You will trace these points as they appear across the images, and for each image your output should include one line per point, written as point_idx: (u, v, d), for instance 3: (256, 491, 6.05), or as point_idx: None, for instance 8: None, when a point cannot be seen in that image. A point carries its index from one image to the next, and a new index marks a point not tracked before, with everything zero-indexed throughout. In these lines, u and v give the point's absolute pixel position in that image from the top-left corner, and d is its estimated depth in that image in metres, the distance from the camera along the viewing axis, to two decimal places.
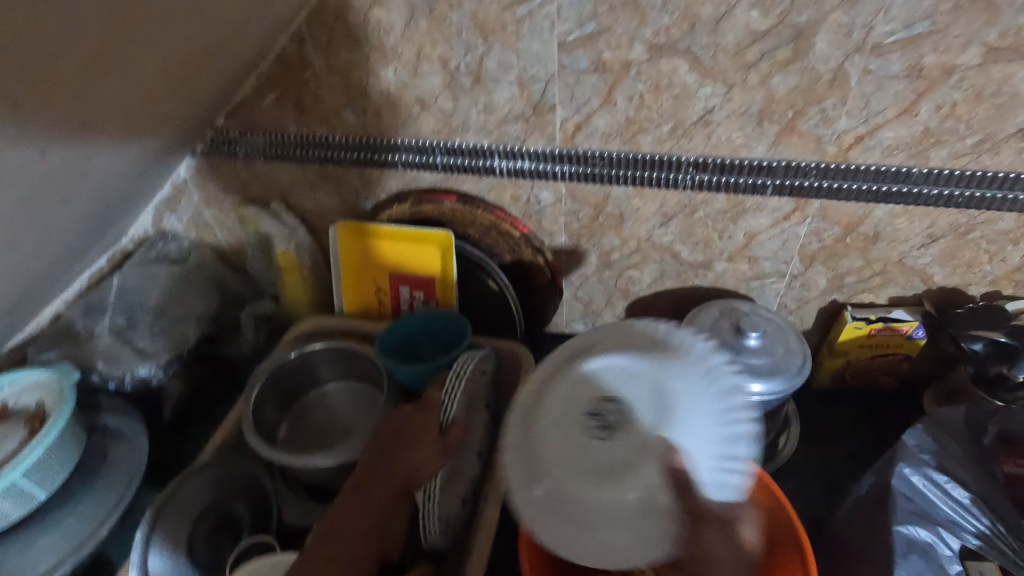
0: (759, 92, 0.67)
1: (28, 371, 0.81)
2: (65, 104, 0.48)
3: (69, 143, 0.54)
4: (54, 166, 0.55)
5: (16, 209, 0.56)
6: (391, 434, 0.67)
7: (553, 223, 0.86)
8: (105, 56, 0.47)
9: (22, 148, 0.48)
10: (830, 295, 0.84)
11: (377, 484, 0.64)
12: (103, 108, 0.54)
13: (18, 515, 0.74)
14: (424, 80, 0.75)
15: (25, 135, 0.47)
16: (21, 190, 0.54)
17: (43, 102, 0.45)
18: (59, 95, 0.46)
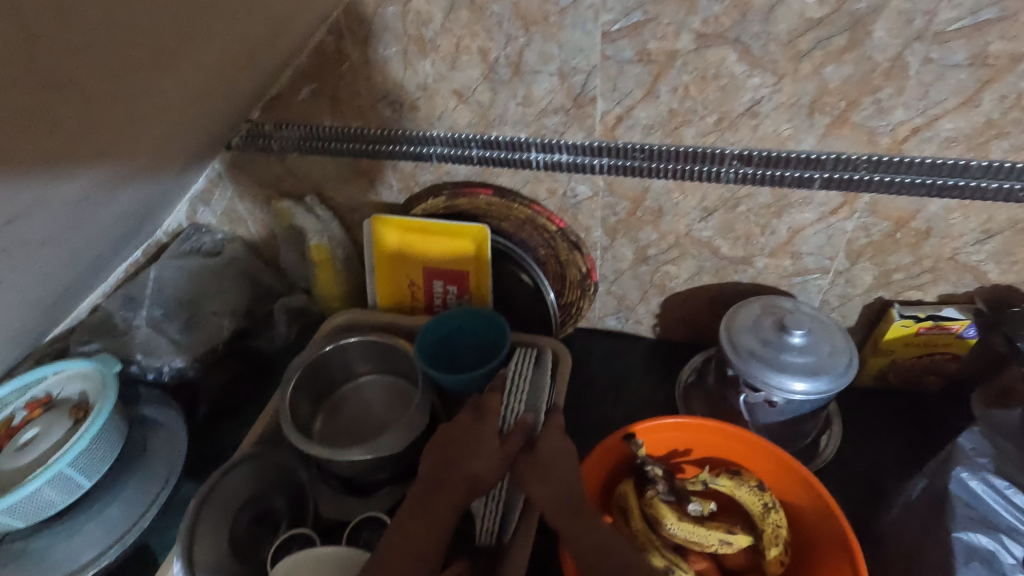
0: (811, 83, 0.65)
1: (71, 360, 0.82)
2: (122, 100, 0.49)
3: (122, 140, 0.55)
4: (108, 162, 0.56)
5: (71, 204, 0.57)
6: (451, 448, 0.67)
7: (589, 217, 0.85)
8: (161, 51, 0.47)
9: (80, 146, 0.49)
10: (875, 292, 0.82)
11: (443, 496, 0.63)
12: (155, 106, 0.55)
13: (64, 503, 0.76)
14: (462, 72, 0.74)
15: (84, 132, 0.47)
16: (80, 187, 0.55)
17: (102, 98, 0.46)
18: (117, 93, 0.47)
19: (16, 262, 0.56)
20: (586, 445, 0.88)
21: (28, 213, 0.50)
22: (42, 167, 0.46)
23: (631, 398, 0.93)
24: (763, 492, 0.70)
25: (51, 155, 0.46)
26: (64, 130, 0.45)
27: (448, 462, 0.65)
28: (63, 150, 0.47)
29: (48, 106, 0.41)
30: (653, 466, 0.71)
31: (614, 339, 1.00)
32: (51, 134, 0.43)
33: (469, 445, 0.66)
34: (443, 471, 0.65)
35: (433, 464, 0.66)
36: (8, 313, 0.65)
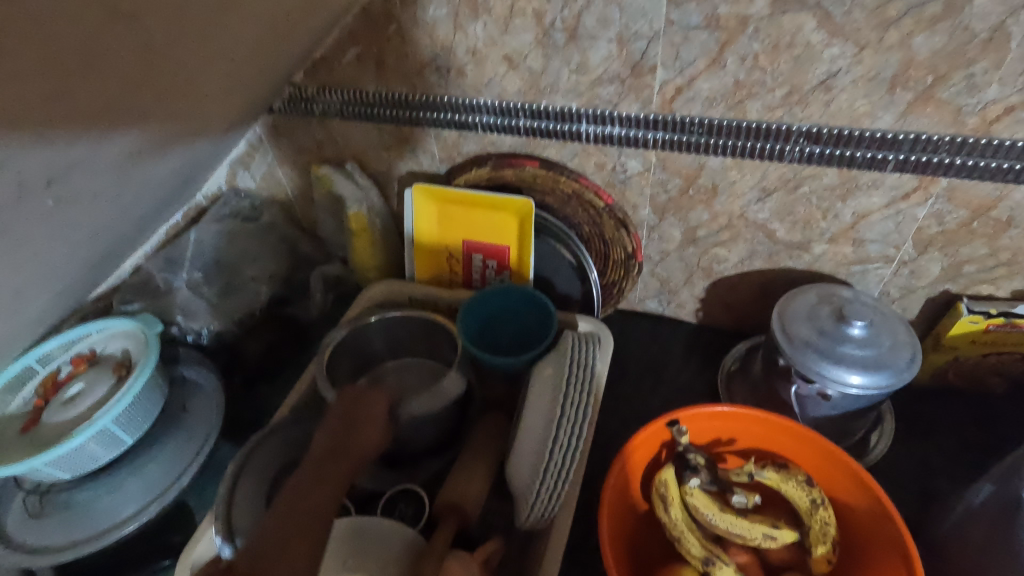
0: (895, 54, 0.60)
1: (113, 319, 0.84)
2: (188, 44, 0.47)
3: (179, 90, 0.53)
4: (165, 112, 0.54)
5: (124, 156, 0.55)
6: (345, 422, 0.67)
7: (638, 194, 0.82)
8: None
9: (142, 92, 0.47)
10: (942, 285, 0.77)
11: (336, 460, 0.62)
12: (214, 56, 0.53)
13: (108, 458, 0.77)
14: (515, 36, 0.71)
15: (143, 80, 0.46)
16: (134, 140, 0.53)
17: (166, 42, 0.44)
18: (184, 34, 0.45)
19: (68, 214, 0.55)
20: (624, 429, 0.85)
21: (86, 162, 0.49)
22: (101, 112, 0.44)
23: (671, 383, 0.90)
24: (811, 487, 0.67)
25: (114, 100, 0.44)
26: (127, 73, 0.43)
27: (341, 438, 0.65)
28: (128, 91, 0.45)
29: (114, 44, 0.39)
30: (696, 454, 0.69)
31: (654, 322, 0.97)
32: (112, 75, 0.42)
33: (358, 423, 0.67)
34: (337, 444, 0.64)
35: (327, 442, 0.64)
36: (59, 267, 0.65)
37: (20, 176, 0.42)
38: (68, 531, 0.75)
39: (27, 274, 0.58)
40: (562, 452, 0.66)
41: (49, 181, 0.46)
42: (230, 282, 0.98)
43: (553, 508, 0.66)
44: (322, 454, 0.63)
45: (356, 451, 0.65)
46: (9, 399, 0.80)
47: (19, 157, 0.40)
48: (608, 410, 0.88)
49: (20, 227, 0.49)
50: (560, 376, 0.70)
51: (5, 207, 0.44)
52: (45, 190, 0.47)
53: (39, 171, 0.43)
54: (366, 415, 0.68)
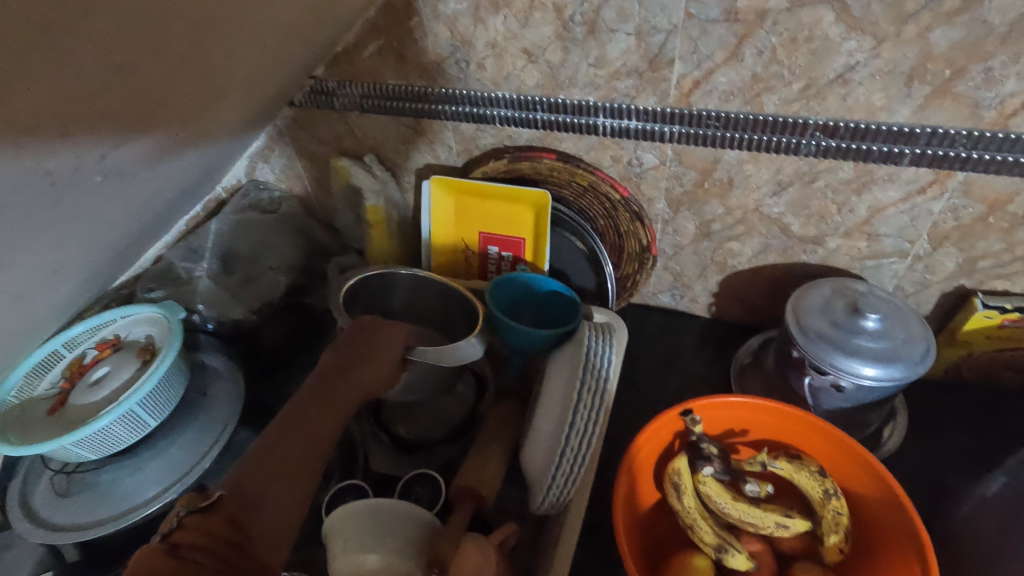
0: (913, 48, 0.60)
1: (138, 306, 0.86)
2: (231, 26, 0.49)
3: (217, 73, 0.55)
4: (202, 94, 0.56)
5: (165, 138, 0.58)
6: (356, 350, 0.65)
7: (653, 187, 0.83)
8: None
9: (187, 71, 0.49)
10: (956, 280, 0.77)
11: (343, 384, 0.61)
12: (251, 40, 0.55)
13: (131, 440, 0.79)
14: (535, 29, 0.72)
15: (186, 64, 0.48)
16: (175, 121, 0.56)
17: (213, 22, 0.46)
18: (229, 16, 0.47)
19: (111, 190, 0.57)
20: (637, 419, 0.86)
21: (133, 140, 0.52)
22: (150, 91, 0.47)
23: (683, 376, 0.91)
24: (824, 478, 0.67)
25: (163, 78, 0.47)
26: (176, 52, 0.45)
27: (344, 370, 0.62)
28: (175, 70, 0.47)
29: (169, 25, 0.41)
30: (709, 443, 0.69)
31: (667, 316, 0.98)
32: (164, 56, 0.44)
33: (363, 358, 0.65)
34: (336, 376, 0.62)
35: (333, 364, 0.63)
36: (94, 246, 0.67)
37: (77, 150, 0.45)
38: (96, 508, 0.78)
39: (65, 253, 0.60)
40: (578, 438, 0.67)
41: (99, 157, 0.49)
42: (250, 272, 0.99)
43: (570, 490, 0.68)
44: (323, 379, 0.61)
45: (366, 378, 0.63)
46: (36, 382, 0.81)
47: (75, 129, 0.42)
48: (621, 402, 0.89)
49: (70, 202, 0.51)
50: (575, 365, 0.70)
51: (63, 181, 0.47)
52: (96, 166, 0.50)
53: (93, 145, 0.46)
54: (379, 349, 0.66)
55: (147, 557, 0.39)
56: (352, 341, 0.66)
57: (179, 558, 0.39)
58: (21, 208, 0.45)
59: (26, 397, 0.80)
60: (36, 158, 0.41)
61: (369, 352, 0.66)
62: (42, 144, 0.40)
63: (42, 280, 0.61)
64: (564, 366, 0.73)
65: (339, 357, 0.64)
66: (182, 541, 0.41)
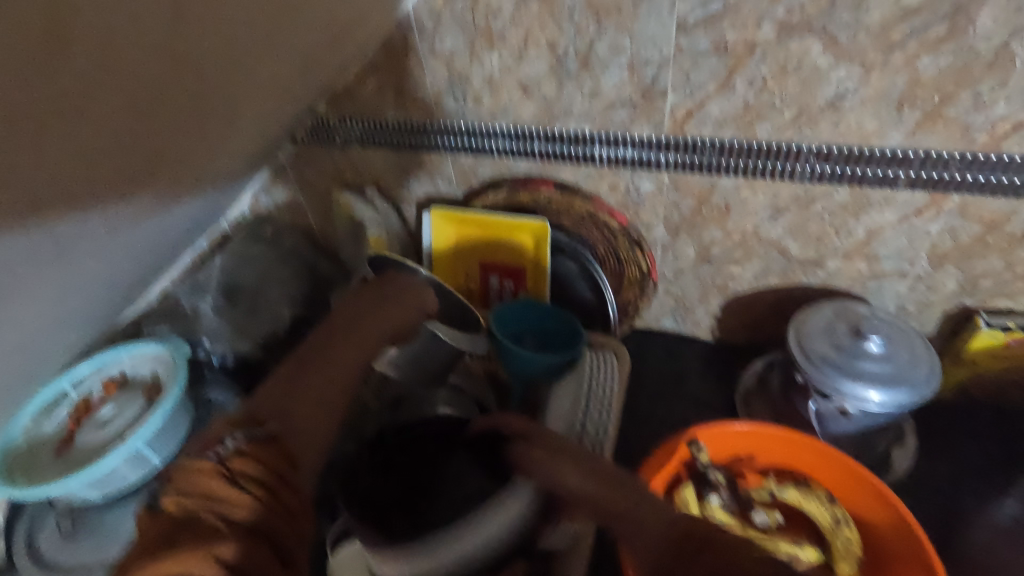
0: (901, 75, 0.61)
1: (144, 343, 0.86)
2: (232, 83, 0.53)
3: (220, 126, 0.59)
4: (205, 148, 0.60)
5: (164, 193, 0.61)
6: (380, 295, 0.66)
7: (651, 213, 0.83)
8: (262, 42, 0.51)
9: (191, 128, 0.53)
10: (959, 299, 0.77)
11: (365, 320, 0.62)
12: (250, 93, 0.59)
13: (136, 479, 0.79)
14: (529, 64, 0.74)
15: (192, 114, 0.51)
16: (175, 174, 0.59)
17: (212, 81, 0.50)
18: (228, 74, 0.51)
19: (116, 234, 0.59)
20: (644, 446, 0.86)
21: (130, 201, 0.55)
22: (153, 150, 0.50)
23: (689, 401, 0.91)
24: (833, 505, 0.68)
25: (167, 137, 0.51)
26: (179, 111, 0.49)
27: (366, 311, 0.63)
28: (179, 129, 0.51)
29: (175, 84, 0.45)
30: (715, 471, 0.70)
31: (670, 339, 0.98)
32: (169, 117, 0.48)
33: (387, 300, 0.66)
34: (357, 318, 0.62)
35: (357, 304, 0.64)
36: (103, 289, 0.69)
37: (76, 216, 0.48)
38: (102, 548, 0.77)
39: (73, 294, 0.62)
40: None
41: (99, 218, 0.52)
42: (254, 304, 0.98)
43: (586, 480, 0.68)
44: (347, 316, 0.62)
45: (389, 316, 0.64)
46: (43, 422, 0.82)
47: (84, 176, 0.44)
48: (628, 427, 0.88)
49: (77, 247, 0.53)
50: (579, 391, 0.75)
51: (66, 238, 0.49)
52: (98, 223, 0.52)
53: (92, 208, 0.49)
54: (402, 296, 0.67)
55: (206, 477, 0.42)
56: (376, 289, 0.67)
57: (232, 483, 0.41)
58: (29, 255, 0.46)
59: (33, 436, 0.81)
60: (46, 210, 0.43)
61: (394, 298, 0.66)
62: (46, 213, 0.44)
63: (53, 319, 0.63)
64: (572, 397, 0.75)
65: (345, 313, 0.63)
66: (238, 467, 0.43)
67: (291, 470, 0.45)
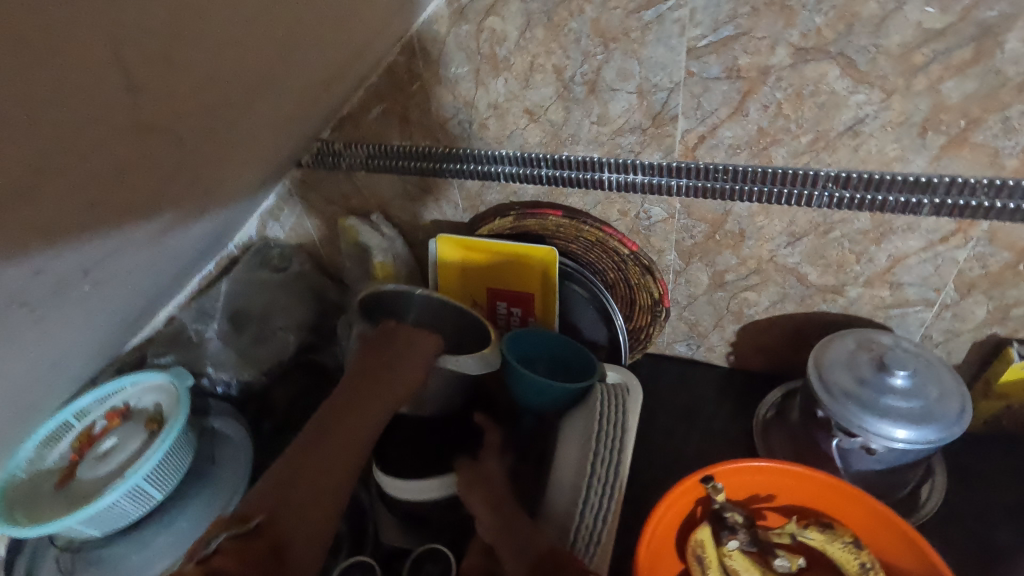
0: (925, 99, 0.59)
1: (147, 372, 0.85)
2: (223, 127, 0.53)
3: (212, 169, 0.59)
4: (197, 192, 0.60)
5: (155, 237, 0.61)
6: (387, 353, 0.69)
7: (663, 239, 0.81)
8: (251, 86, 0.50)
9: (181, 175, 0.53)
10: (989, 328, 0.73)
11: (369, 382, 0.65)
12: (243, 135, 0.59)
13: (138, 514, 0.77)
14: (536, 90, 0.72)
15: (181, 162, 0.51)
16: (165, 219, 0.59)
17: (202, 129, 0.49)
18: (219, 119, 0.50)
19: (111, 273, 0.58)
20: (658, 479, 0.82)
21: (117, 252, 0.55)
22: (142, 202, 0.51)
23: (705, 431, 0.87)
24: (860, 549, 0.64)
25: (156, 188, 0.51)
26: (168, 163, 0.49)
27: (375, 373, 0.66)
28: (169, 178, 0.51)
29: (162, 140, 0.45)
30: (732, 512, 0.66)
31: (684, 366, 0.95)
32: (156, 172, 0.48)
33: (393, 359, 0.68)
34: (369, 379, 0.66)
35: (366, 366, 0.67)
36: (101, 327, 0.69)
37: (58, 275, 0.48)
38: None
39: (67, 333, 0.61)
40: (592, 515, 0.66)
41: (85, 272, 0.52)
42: (260, 332, 0.98)
43: (608, 507, 0.67)
44: (357, 380, 0.66)
45: (399, 375, 0.67)
46: (45, 454, 0.80)
47: (70, 231, 0.44)
48: (641, 459, 0.85)
49: (69, 287, 0.51)
50: (587, 434, 0.71)
51: (51, 289, 0.49)
52: (83, 276, 0.53)
53: (79, 263, 0.50)
54: (412, 351, 0.69)
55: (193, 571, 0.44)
56: (381, 347, 0.70)
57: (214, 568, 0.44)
58: (16, 295, 0.45)
59: (35, 469, 0.80)
60: (33, 262, 0.43)
61: (401, 355, 0.69)
62: (30, 272, 0.44)
63: (49, 360, 0.63)
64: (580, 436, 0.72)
65: (354, 384, 0.65)
66: (223, 559, 0.45)
67: (276, 558, 0.47)
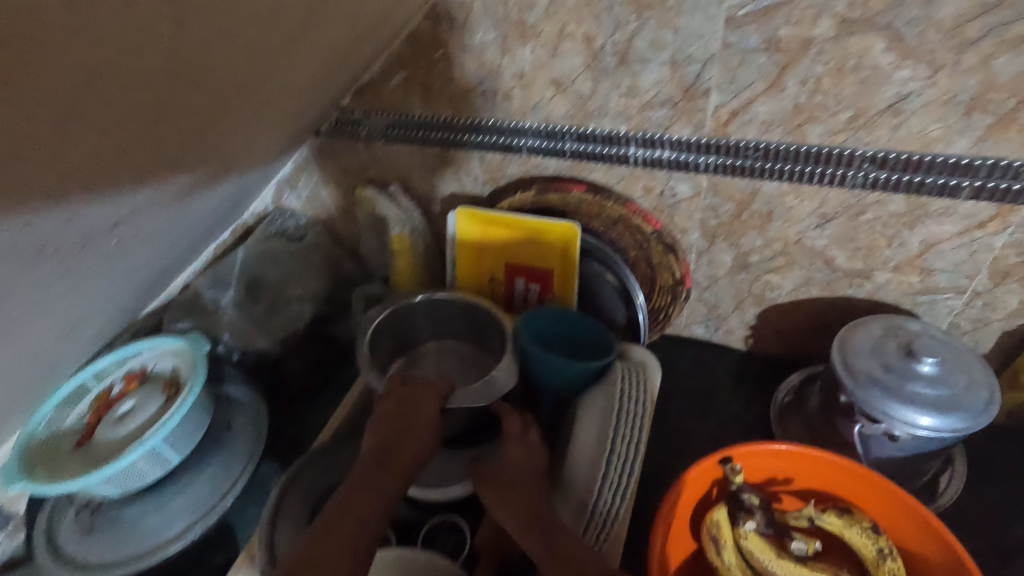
0: (973, 77, 0.57)
1: (165, 338, 0.85)
2: (252, 82, 0.51)
3: (238, 127, 0.57)
4: (221, 150, 0.59)
5: (178, 196, 0.60)
6: (397, 422, 0.65)
7: (687, 218, 0.79)
8: (277, 44, 0.49)
9: (208, 130, 0.52)
10: (1020, 318, 0.72)
11: (381, 465, 0.61)
12: (270, 93, 0.57)
13: (155, 476, 0.78)
14: (564, 60, 0.70)
15: (209, 116, 0.50)
16: (190, 178, 0.58)
17: (232, 81, 0.48)
18: (250, 73, 0.49)
19: (133, 232, 0.57)
20: (672, 459, 0.82)
21: (142, 209, 0.54)
22: (169, 156, 0.49)
23: (720, 414, 0.87)
24: (877, 535, 0.63)
25: (182, 142, 0.49)
26: (196, 116, 0.47)
27: (385, 450, 0.62)
28: (196, 132, 0.50)
29: (195, 88, 0.44)
30: (749, 493, 0.65)
31: (701, 349, 0.94)
32: (184, 123, 0.47)
33: (405, 428, 0.65)
34: (380, 457, 0.61)
35: (376, 441, 0.63)
36: (123, 286, 0.69)
37: (85, 227, 0.47)
38: (116, 545, 0.77)
39: (87, 292, 0.60)
40: (611, 490, 0.65)
41: (113, 225, 0.51)
42: (275, 302, 0.98)
43: (628, 482, 0.66)
44: (367, 461, 0.61)
45: (412, 449, 0.63)
46: (64, 415, 0.81)
47: (96, 183, 0.43)
48: (655, 440, 0.84)
49: (95, 241, 0.51)
50: (609, 406, 0.70)
51: (78, 242, 0.48)
52: (111, 231, 0.52)
53: (105, 217, 0.49)
54: (421, 416, 0.66)
55: None
56: (392, 414, 0.66)
57: None
58: (44, 244, 0.44)
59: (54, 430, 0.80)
60: (60, 212, 0.42)
61: (411, 422, 0.65)
62: (57, 223, 0.43)
63: (72, 316, 0.62)
64: (596, 410, 0.71)
65: (364, 463, 0.61)
66: None
67: None
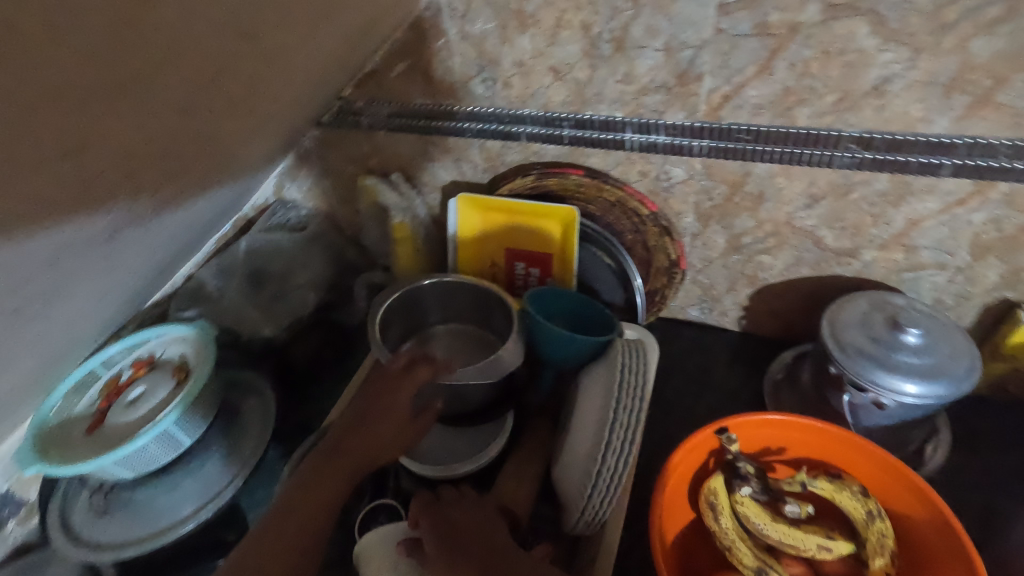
0: (953, 58, 0.60)
1: (172, 325, 0.87)
2: (286, 59, 0.54)
3: (267, 104, 0.60)
4: (252, 126, 0.62)
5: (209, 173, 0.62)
6: (367, 408, 0.68)
7: (682, 202, 0.82)
8: (311, 18, 0.52)
9: (244, 105, 0.54)
10: (999, 292, 0.75)
11: (341, 455, 0.65)
12: (298, 71, 0.60)
13: (167, 458, 0.80)
14: (562, 47, 0.73)
15: (248, 88, 0.52)
16: (222, 153, 0.60)
17: (271, 55, 0.51)
18: (285, 49, 0.52)
19: (169, 205, 0.59)
20: (670, 436, 0.85)
21: (180, 182, 0.56)
22: (211, 127, 0.52)
23: (717, 392, 0.89)
24: (866, 498, 0.66)
25: (224, 114, 0.52)
26: (238, 88, 0.50)
27: (348, 436, 0.67)
28: (235, 105, 0.52)
29: (243, 59, 0.47)
30: (745, 462, 0.68)
31: (696, 330, 0.97)
32: (228, 93, 0.49)
33: (371, 413, 0.68)
34: (341, 443, 0.66)
35: (343, 426, 0.67)
36: (149, 263, 0.71)
37: (136, 193, 0.50)
38: (131, 526, 0.79)
39: (122, 265, 0.62)
40: (614, 456, 0.65)
41: (155, 195, 0.54)
42: (279, 290, 0.99)
43: (629, 450, 0.66)
44: (326, 450, 0.66)
45: (379, 435, 0.67)
46: (74, 401, 0.81)
47: (152, 148, 0.45)
48: (654, 417, 0.87)
49: (139, 211, 0.53)
50: (610, 381, 0.71)
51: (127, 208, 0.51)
52: (152, 201, 0.54)
53: (154, 183, 0.51)
54: (393, 403, 0.68)
55: None
56: (360, 399, 0.69)
57: None
58: (101, 206, 0.46)
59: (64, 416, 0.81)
60: (120, 174, 0.44)
61: (383, 408, 0.68)
62: (115, 184, 0.45)
63: (105, 290, 0.64)
64: (599, 385, 0.73)
65: (330, 448, 0.66)
66: None
67: None
